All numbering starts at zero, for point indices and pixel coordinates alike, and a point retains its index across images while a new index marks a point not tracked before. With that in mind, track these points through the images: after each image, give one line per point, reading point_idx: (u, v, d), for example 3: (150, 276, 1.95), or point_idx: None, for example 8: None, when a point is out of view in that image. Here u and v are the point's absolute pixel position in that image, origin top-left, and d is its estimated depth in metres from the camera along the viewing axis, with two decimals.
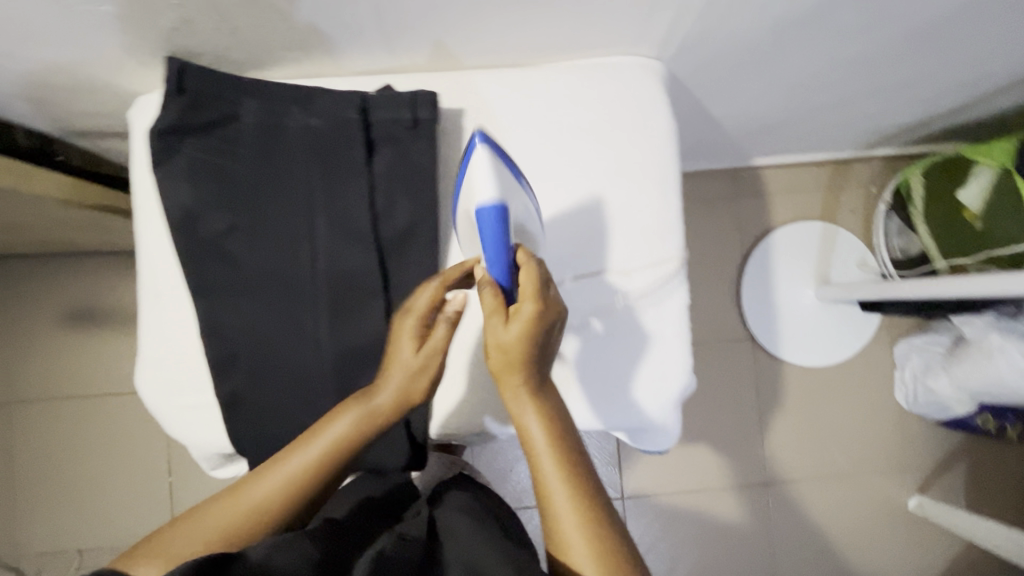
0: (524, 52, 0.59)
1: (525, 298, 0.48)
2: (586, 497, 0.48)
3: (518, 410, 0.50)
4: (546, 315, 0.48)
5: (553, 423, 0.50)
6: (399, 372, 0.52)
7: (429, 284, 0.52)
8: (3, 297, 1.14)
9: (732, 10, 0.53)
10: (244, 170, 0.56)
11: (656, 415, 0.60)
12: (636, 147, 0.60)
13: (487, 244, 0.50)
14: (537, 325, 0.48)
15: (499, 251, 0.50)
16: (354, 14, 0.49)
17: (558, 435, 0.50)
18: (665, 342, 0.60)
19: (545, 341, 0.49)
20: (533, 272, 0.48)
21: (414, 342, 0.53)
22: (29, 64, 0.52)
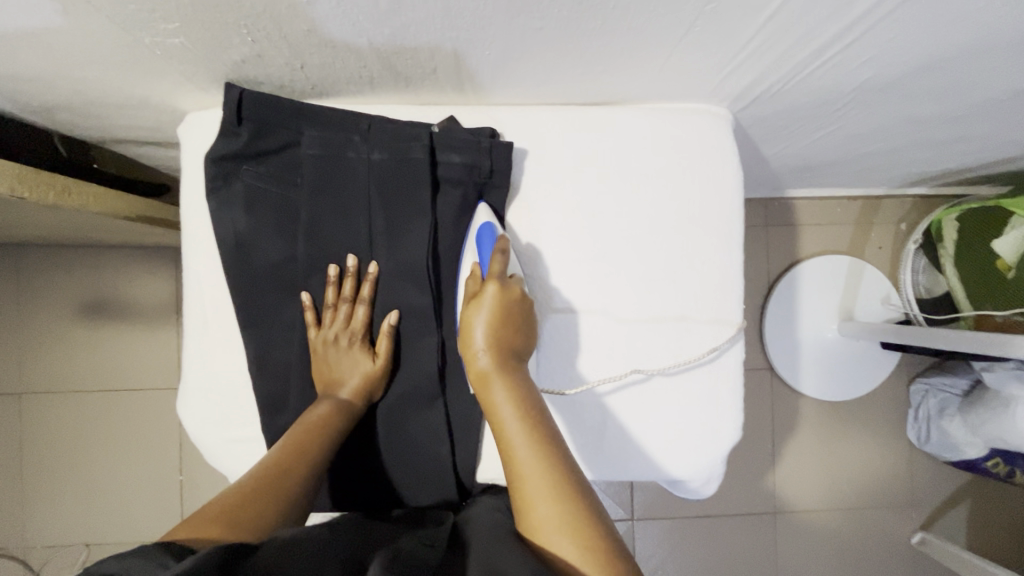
0: (596, 95, 0.57)
1: (491, 279, 0.53)
2: (552, 462, 0.46)
3: (486, 391, 0.51)
4: (514, 292, 0.53)
5: (523, 401, 0.50)
6: (361, 369, 0.57)
7: (358, 305, 0.56)
8: (17, 285, 1.12)
9: (814, 74, 0.53)
10: (303, 202, 0.54)
11: (703, 468, 0.61)
12: (704, 200, 0.59)
13: (481, 255, 0.55)
14: (497, 302, 0.52)
15: (485, 256, 0.54)
16: (433, 57, 0.47)
17: (529, 411, 0.49)
18: (717, 401, 0.60)
19: (511, 321, 0.53)
20: (501, 260, 0.53)
21: (366, 350, 0.57)
22: (83, 81, 0.50)
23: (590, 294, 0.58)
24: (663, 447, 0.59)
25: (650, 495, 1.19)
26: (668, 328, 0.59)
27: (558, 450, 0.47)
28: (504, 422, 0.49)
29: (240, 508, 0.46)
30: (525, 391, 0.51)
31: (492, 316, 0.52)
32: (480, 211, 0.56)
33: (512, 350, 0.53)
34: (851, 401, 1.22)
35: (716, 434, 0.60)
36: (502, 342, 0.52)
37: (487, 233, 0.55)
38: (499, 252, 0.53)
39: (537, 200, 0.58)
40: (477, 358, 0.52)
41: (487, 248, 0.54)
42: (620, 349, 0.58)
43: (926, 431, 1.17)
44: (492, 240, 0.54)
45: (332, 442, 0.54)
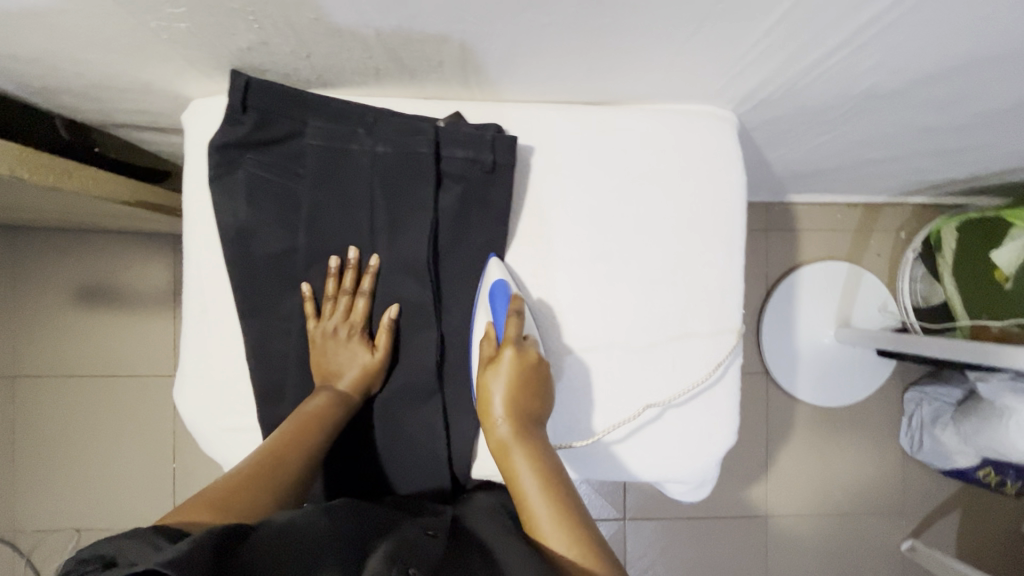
0: (601, 93, 0.57)
1: (507, 343, 0.53)
2: (580, 537, 0.45)
3: (506, 462, 0.51)
4: (531, 354, 0.54)
5: (543, 469, 0.49)
6: (359, 362, 0.56)
7: (359, 298, 0.56)
8: (15, 267, 1.11)
9: (820, 79, 0.53)
10: (304, 194, 0.54)
11: (703, 473, 0.61)
12: (708, 202, 0.59)
13: (494, 319, 0.55)
14: (515, 366, 0.53)
15: (499, 319, 0.55)
16: (441, 49, 0.47)
17: (550, 481, 0.49)
18: (718, 407, 0.60)
19: (529, 387, 0.53)
20: (515, 323, 0.54)
21: (366, 344, 0.57)
22: (87, 63, 0.49)
23: (593, 298, 0.58)
24: (669, 461, 0.60)
25: (643, 495, 1.20)
26: (667, 331, 0.59)
27: (586, 523, 0.46)
28: (528, 495, 0.48)
29: (229, 496, 0.45)
30: (547, 460, 0.50)
31: (510, 382, 0.52)
32: (494, 265, 0.56)
33: (530, 416, 0.53)
34: (846, 408, 1.23)
35: (710, 447, 0.60)
36: (521, 408, 0.52)
37: (500, 292, 0.55)
38: (513, 313, 0.54)
39: (541, 201, 0.58)
40: (496, 427, 0.52)
41: (501, 310, 0.55)
42: (619, 352, 0.58)
43: (919, 439, 1.17)
44: (505, 299, 0.55)
45: (329, 433, 0.54)
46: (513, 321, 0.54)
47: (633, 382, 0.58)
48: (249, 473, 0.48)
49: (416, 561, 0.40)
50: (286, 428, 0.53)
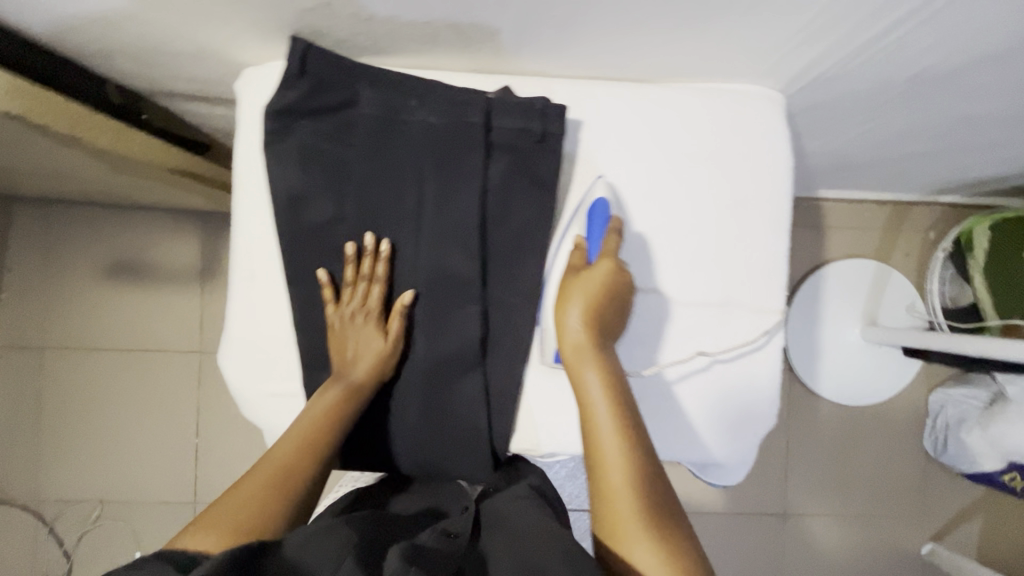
0: (651, 70, 0.57)
1: (607, 256, 0.55)
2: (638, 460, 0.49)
3: (577, 368, 0.53)
4: (624, 273, 0.56)
5: (612, 386, 0.52)
6: (374, 350, 0.55)
7: (374, 283, 0.55)
8: (48, 240, 1.13)
9: (877, 59, 0.52)
10: (355, 161, 0.54)
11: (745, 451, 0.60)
12: (754, 183, 0.58)
13: (591, 230, 0.57)
14: (606, 282, 0.54)
15: (599, 234, 0.56)
16: (501, 16, 0.47)
17: (618, 399, 0.52)
18: (768, 383, 0.59)
19: (613, 302, 0.54)
20: (615, 240, 0.56)
21: (380, 331, 0.56)
22: (149, 23, 0.50)
23: (645, 267, 0.58)
24: (715, 428, 0.59)
25: None
26: (712, 309, 0.58)
27: (644, 450, 0.50)
28: (596, 409, 0.51)
29: (242, 517, 0.47)
30: (617, 378, 0.52)
31: (597, 296, 0.54)
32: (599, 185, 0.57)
33: (606, 331, 0.55)
34: (870, 407, 1.21)
35: (757, 421, 0.59)
36: (599, 322, 0.54)
37: (601, 210, 0.56)
38: (613, 232, 0.56)
39: (591, 171, 0.57)
40: (572, 332, 0.54)
41: (597, 228, 0.56)
42: (666, 324, 0.58)
43: (944, 441, 1.16)
44: (604, 219, 0.56)
45: (341, 434, 0.54)
46: (613, 238, 0.56)
47: (681, 352, 0.58)
48: (260, 487, 0.50)
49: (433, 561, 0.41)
50: (298, 428, 0.53)
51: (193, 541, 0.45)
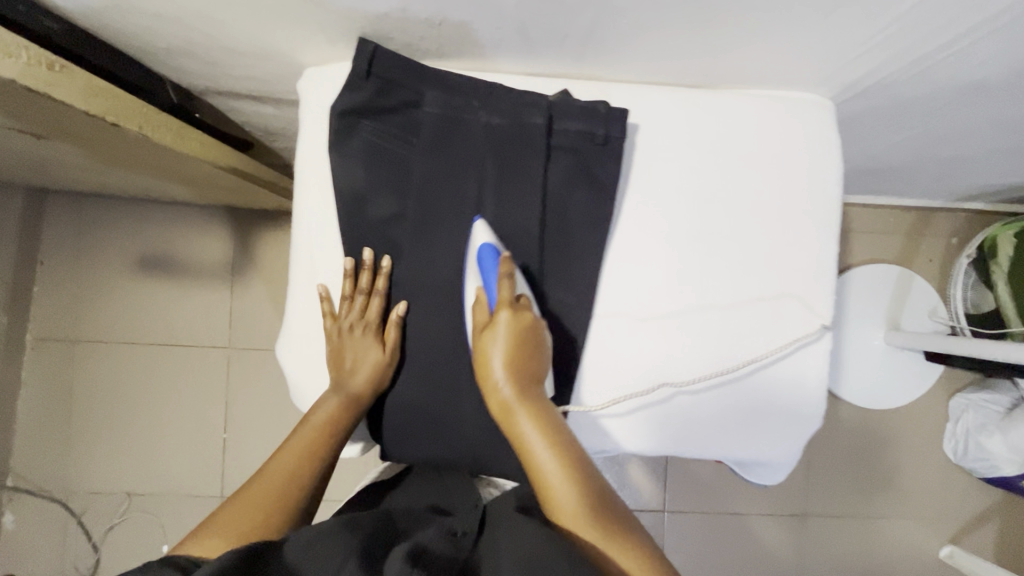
0: (707, 75, 0.58)
1: (503, 306, 0.53)
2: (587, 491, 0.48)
3: (511, 424, 0.52)
4: (528, 313, 0.54)
5: (547, 429, 0.51)
6: (372, 360, 0.56)
7: (374, 297, 0.57)
8: (81, 234, 1.14)
9: (934, 68, 0.53)
10: (418, 161, 0.55)
11: (771, 454, 0.61)
12: (807, 188, 0.59)
13: (485, 279, 0.54)
14: (513, 331, 0.53)
15: (491, 283, 0.54)
16: (571, 22, 0.48)
17: (555, 441, 0.51)
18: (758, 397, 0.59)
19: (527, 349, 0.53)
20: (508, 285, 0.53)
21: (377, 341, 0.57)
22: (222, 25, 0.51)
23: (697, 270, 0.58)
24: (711, 440, 0.60)
25: (684, 488, 1.20)
26: (764, 313, 0.59)
27: (592, 481, 0.49)
28: (535, 456, 0.50)
29: (249, 521, 0.48)
30: (551, 424, 0.52)
31: (510, 349, 0.53)
32: (479, 229, 0.55)
33: (530, 377, 0.54)
34: (892, 411, 1.22)
35: (761, 430, 0.60)
36: (518, 371, 0.53)
37: (488, 254, 0.54)
38: (504, 276, 0.53)
39: (646, 173, 0.58)
40: (497, 390, 0.53)
41: (489, 272, 0.54)
42: (715, 328, 0.58)
43: (964, 445, 1.17)
44: (494, 262, 0.54)
45: (338, 445, 0.55)
46: (505, 284, 0.53)
47: (727, 357, 0.58)
48: (263, 494, 0.50)
49: (437, 559, 0.41)
50: (302, 437, 0.55)
51: (199, 547, 0.45)
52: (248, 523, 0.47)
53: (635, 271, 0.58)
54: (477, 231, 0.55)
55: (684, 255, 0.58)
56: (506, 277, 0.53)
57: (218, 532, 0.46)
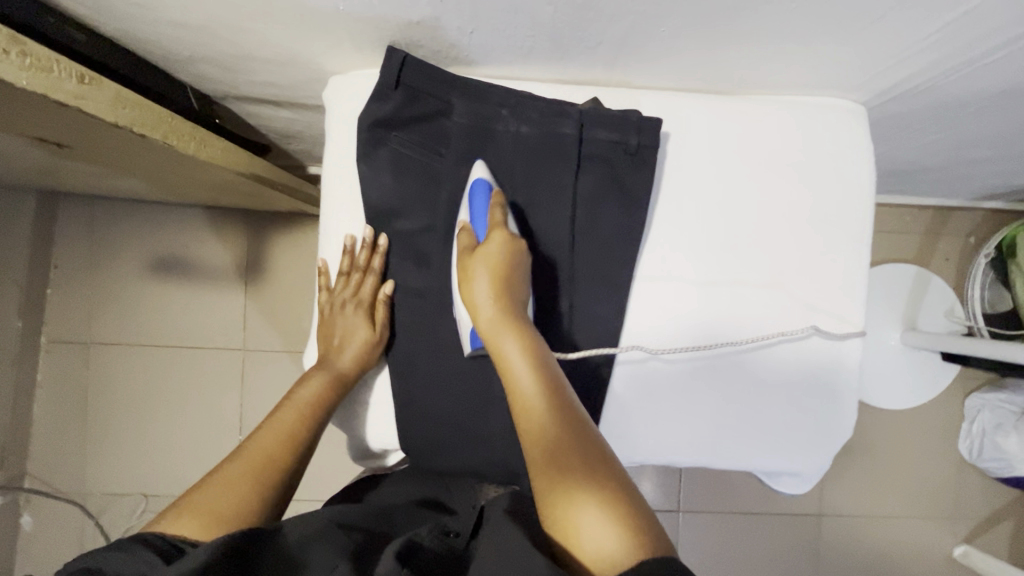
0: (737, 80, 0.57)
1: (494, 227, 0.52)
2: (564, 411, 0.46)
3: (494, 342, 0.50)
4: (518, 241, 0.53)
5: (532, 350, 0.49)
6: (360, 339, 0.57)
7: (368, 274, 0.57)
8: (94, 237, 1.14)
9: (974, 73, 0.52)
10: (447, 171, 0.55)
11: (795, 461, 0.60)
12: (838, 196, 0.58)
13: (474, 209, 0.53)
14: (503, 254, 0.52)
15: (482, 210, 0.53)
16: (606, 30, 0.47)
17: (538, 362, 0.49)
18: (785, 402, 0.59)
19: (516, 275, 0.52)
20: (500, 211, 0.52)
21: (366, 320, 0.57)
22: (248, 34, 0.50)
23: (727, 278, 0.58)
24: (737, 444, 0.59)
25: (698, 488, 1.21)
26: (794, 321, 0.58)
27: (571, 403, 0.47)
28: (516, 373, 0.48)
29: (224, 502, 0.46)
30: (535, 348, 0.50)
31: (498, 270, 0.51)
32: (478, 166, 0.54)
33: (518, 305, 0.52)
34: (907, 411, 1.22)
35: (787, 436, 0.60)
36: (506, 295, 0.51)
37: (479, 187, 0.53)
38: (497, 205, 0.52)
39: (677, 181, 0.57)
40: (481, 308, 0.51)
41: (479, 203, 0.53)
42: (745, 336, 0.58)
43: (979, 446, 1.17)
44: (485, 194, 0.53)
45: (321, 424, 0.55)
46: (496, 211, 0.52)
47: (754, 364, 0.59)
48: (240, 474, 0.49)
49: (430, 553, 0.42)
50: (286, 418, 0.54)
51: (172, 526, 0.44)
52: (228, 503, 0.46)
53: (665, 279, 0.57)
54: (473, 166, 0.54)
55: (715, 263, 0.58)
56: (498, 206, 0.53)
57: (192, 517, 0.44)
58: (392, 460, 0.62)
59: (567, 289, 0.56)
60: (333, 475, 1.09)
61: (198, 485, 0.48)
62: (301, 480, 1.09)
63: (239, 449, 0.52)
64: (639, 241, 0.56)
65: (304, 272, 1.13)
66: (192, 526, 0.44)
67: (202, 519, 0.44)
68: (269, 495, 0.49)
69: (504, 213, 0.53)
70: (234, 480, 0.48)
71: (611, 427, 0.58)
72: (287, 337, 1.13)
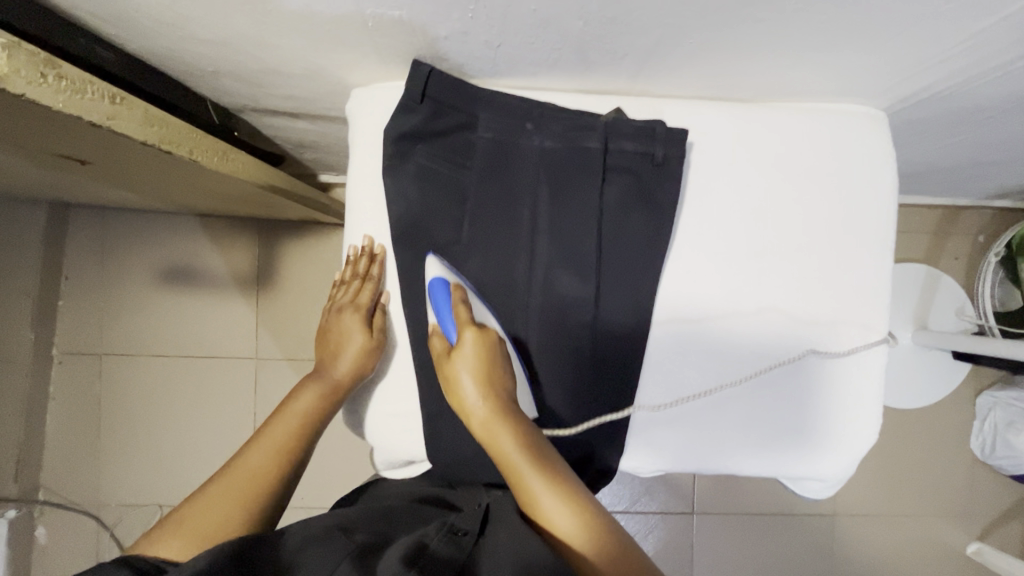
0: (757, 88, 0.57)
1: (463, 326, 0.53)
2: (571, 493, 0.48)
3: (489, 437, 0.50)
4: (489, 332, 0.54)
5: (526, 438, 0.50)
6: (355, 344, 0.57)
7: (367, 282, 0.59)
8: (105, 247, 1.14)
9: (997, 79, 0.52)
10: (472, 184, 0.55)
11: (821, 468, 0.60)
12: (862, 203, 0.58)
13: (439, 313, 0.54)
14: (481, 347, 0.52)
15: (446, 312, 0.54)
16: (634, 43, 0.47)
17: (534, 448, 0.50)
18: (810, 408, 0.59)
19: (498, 363, 0.53)
20: (464, 308, 0.53)
21: (362, 326, 0.58)
22: (274, 50, 0.50)
23: (753, 286, 0.58)
24: (763, 451, 0.59)
25: (711, 490, 1.21)
26: (819, 327, 0.58)
27: (574, 483, 0.48)
28: (517, 465, 0.49)
29: (215, 523, 0.47)
30: (530, 434, 0.50)
31: (481, 363, 0.52)
32: (430, 265, 0.55)
33: (504, 392, 0.53)
34: (918, 409, 1.22)
35: (811, 443, 0.60)
36: (493, 384, 0.52)
37: (439, 289, 0.54)
38: (459, 302, 0.53)
39: (701, 190, 0.57)
40: (471, 405, 0.52)
41: (443, 306, 0.54)
42: (771, 343, 0.58)
43: (992, 443, 1.17)
44: (446, 294, 0.54)
45: (315, 434, 0.57)
46: (461, 309, 0.53)
47: (781, 371, 0.59)
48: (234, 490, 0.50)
49: (434, 561, 0.42)
50: (282, 429, 0.55)
51: (163, 547, 0.45)
52: (218, 525, 0.47)
53: (690, 289, 0.57)
54: (428, 267, 0.55)
55: (740, 271, 0.58)
56: (461, 305, 0.54)
57: (183, 539, 0.46)
58: (415, 471, 0.61)
59: (594, 300, 0.56)
60: (348, 483, 1.10)
61: (190, 499, 0.49)
62: (316, 487, 1.09)
63: (231, 460, 0.53)
64: (664, 250, 0.57)
65: (314, 281, 1.13)
66: (182, 545, 0.46)
67: (194, 542, 0.46)
68: (262, 513, 0.50)
69: (468, 310, 0.53)
70: (226, 497, 0.49)
71: (639, 436, 0.58)
72: (300, 345, 1.13)
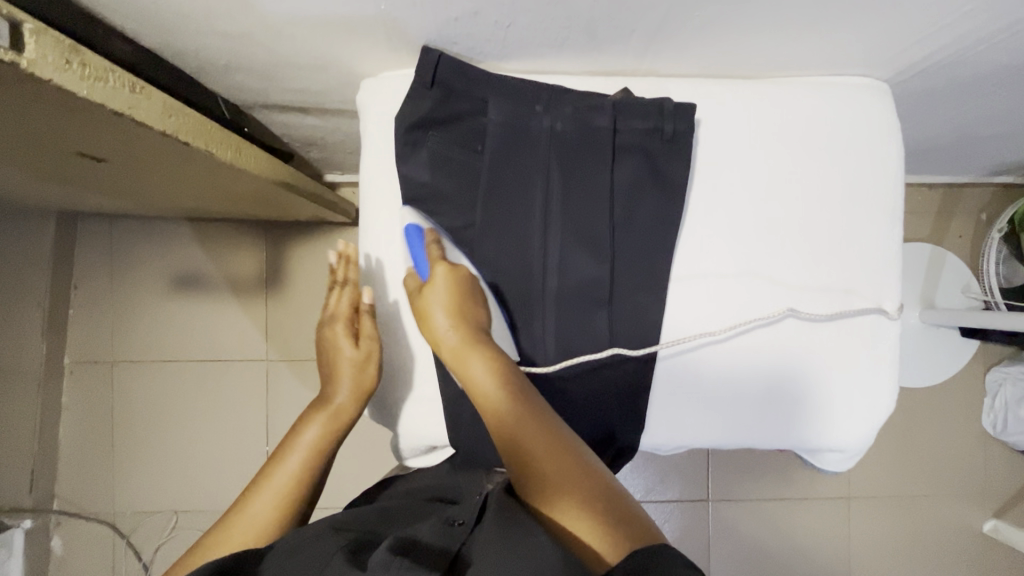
0: (762, 64, 0.58)
1: (435, 263, 0.54)
2: (535, 416, 0.48)
3: (460, 364, 0.52)
4: (462, 270, 0.55)
5: (495, 364, 0.51)
6: (346, 357, 0.57)
7: (346, 289, 0.60)
8: (114, 254, 1.14)
9: (998, 46, 0.53)
10: (484, 167, 0.56)
11: (838, 439, 0.61)
12: (870, 173, 0.59)
13: (414, 255, 0.56)
14: (452, 282, 0.54)
15: (419, 252, 0.56)
16: (642, 19, 0.48)
17: (502, 375, 0.51)
18: (826, 379, 0.60)
19: (470, 297, 0.54)
20: (437, 247, 0.55)
21: (347, 336, 0.58)
22: (286, 40, 0.51)
23: (766, 259, 0.58)
24: (779, 424, 0.60)
25: (726, 477, 1.21)
26: (835, 297, 0.59)
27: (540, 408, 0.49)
28: (484, 390, 0.50)
29: None
30: (501, 363, 0.51)
31: (452, 297, 0.53)
32: (405, 213, 0.57)
33: (478, 325, 0.53)
34: (928, 389, 1.22)
35: (828, 414, 0.60)
36: (465, 316, 0.53)
37: (413, 232, 0.56)
38: (433, 242, 0.55)
39: (711, 166, 0.58)
40: (443, 335, 0.53)
41: (416, 247, 0.56)
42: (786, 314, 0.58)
43: (1003, 419, 1.18)
44: (420, 236, 0.56)
45: (326, 462, 0.57)
46: (432, 247, 0.55)
47: (798, 342, 0.59)
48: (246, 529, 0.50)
49: (424, 548, 0.40)
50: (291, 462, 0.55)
51: None
52: None
53: (704, 265, 0.58)
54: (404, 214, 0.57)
55: (753, 245, 0.58)
56: (433, 244, 0.55)
57: None
58: (438, 455, 0.62)
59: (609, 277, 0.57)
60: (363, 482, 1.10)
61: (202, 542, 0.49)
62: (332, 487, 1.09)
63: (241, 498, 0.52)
64: (677, 227, 0.57)
65: (320, 282, 1.13)
66: None
67: None
68: None
69: (440, 246, 0.55)
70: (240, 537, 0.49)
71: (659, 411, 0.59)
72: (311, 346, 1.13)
